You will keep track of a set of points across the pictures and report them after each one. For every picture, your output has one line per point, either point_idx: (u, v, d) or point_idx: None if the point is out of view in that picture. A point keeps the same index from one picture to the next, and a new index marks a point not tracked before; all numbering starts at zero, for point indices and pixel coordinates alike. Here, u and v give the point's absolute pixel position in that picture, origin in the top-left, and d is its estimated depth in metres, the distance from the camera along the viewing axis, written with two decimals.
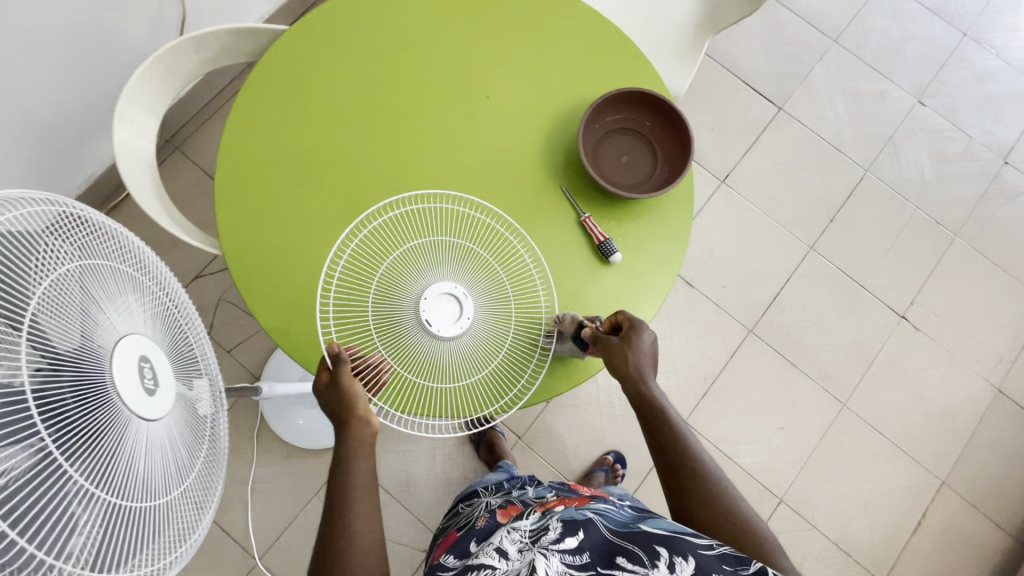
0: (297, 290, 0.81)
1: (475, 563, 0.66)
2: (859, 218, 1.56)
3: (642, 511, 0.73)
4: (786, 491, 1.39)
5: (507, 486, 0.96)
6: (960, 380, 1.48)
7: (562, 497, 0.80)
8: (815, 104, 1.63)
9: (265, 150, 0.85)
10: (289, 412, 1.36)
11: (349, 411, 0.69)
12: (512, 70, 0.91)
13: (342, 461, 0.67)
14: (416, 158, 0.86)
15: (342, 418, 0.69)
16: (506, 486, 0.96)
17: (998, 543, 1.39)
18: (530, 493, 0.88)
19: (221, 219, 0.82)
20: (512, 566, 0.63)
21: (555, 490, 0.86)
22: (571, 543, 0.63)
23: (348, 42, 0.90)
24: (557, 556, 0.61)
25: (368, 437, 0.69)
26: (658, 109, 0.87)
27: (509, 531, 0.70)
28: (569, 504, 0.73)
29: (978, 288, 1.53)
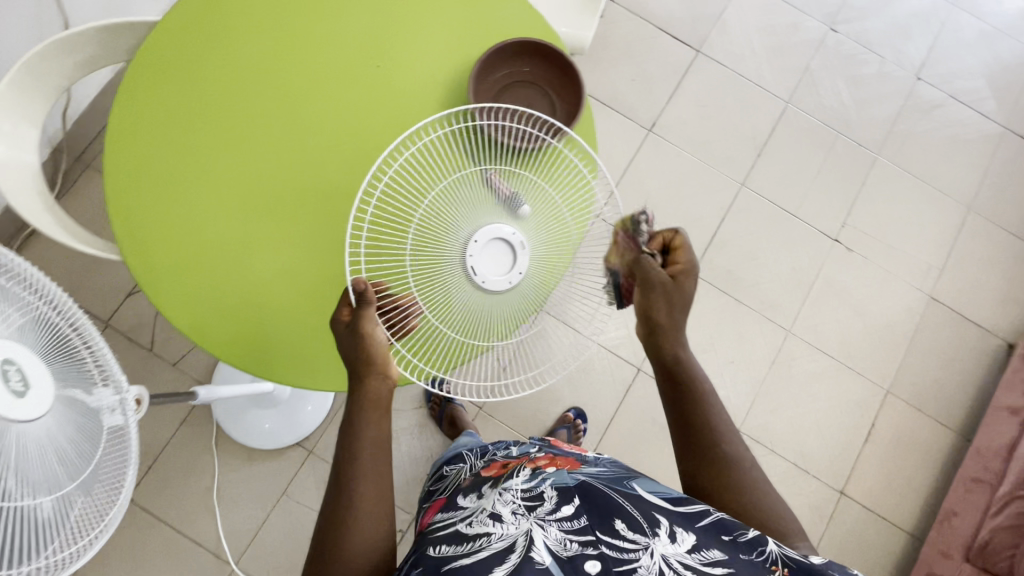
0: (213, 293, 0.81)
1: (470, 531, 0.63)
2: (785, 149, 1.59)
3: (629, 470, 0.74)
4: (743, 420, 1.45)
5: (493, 447, 0.95)
6: (895, 293, 1.54)
7: (551, 455, 0.79)
8: (731, 42, 1.64)
9: (155, 157, 0.83)
10: (246, 415, 1.35)
11: (366, 359, 0.67)
12: (399, 42, 0.89)
13: (351, 413, 0.67)
14: (313, 146, 0.85)
15: (371, 363, 0.68)
16: (492, 448, 0.95)
17: (945, 440, 1.47)
18: (515, 451, 0.88)
19: (120, 232, 0.81)
20: (508, 531, 0.60)
21: (541, 449, 0.85)
22: (568, 509, 0.63)
23: (227, 38, 0.87)
24: (555, 526, 0.60)
25: (382, 395, 0.68)
26: (541, 53, 0.86)
27: (502, 494, 0.66)
28: (561, 466, 0.72)
29: (904, 203, 1.58)
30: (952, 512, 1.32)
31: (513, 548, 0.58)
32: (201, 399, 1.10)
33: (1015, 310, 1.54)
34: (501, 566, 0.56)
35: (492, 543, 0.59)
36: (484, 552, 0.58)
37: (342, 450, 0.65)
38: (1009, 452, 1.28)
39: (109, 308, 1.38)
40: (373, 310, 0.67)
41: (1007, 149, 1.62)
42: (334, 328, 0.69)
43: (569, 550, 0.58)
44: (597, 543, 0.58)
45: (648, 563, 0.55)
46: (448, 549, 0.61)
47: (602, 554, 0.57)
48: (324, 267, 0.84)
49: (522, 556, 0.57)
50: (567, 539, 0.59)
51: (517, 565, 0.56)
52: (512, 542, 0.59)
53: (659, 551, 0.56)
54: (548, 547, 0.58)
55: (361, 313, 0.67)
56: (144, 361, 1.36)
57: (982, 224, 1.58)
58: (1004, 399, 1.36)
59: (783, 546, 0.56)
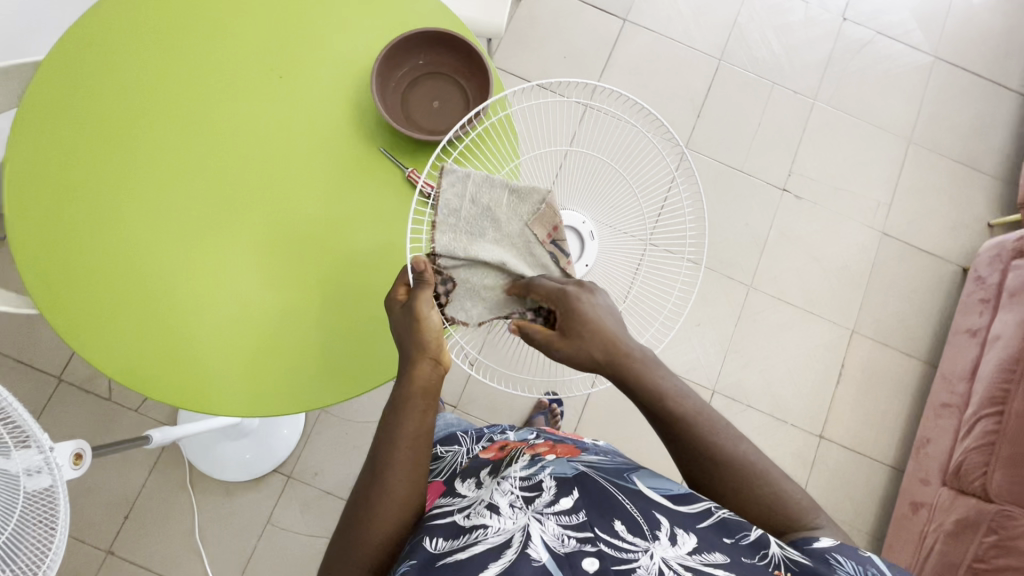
0: (141, 334, 0.81)
1: (467, 523, 0.60)
2: (724, 107, 1.59)
3: (627, 463, 0.73)
4: (716, 380, 1.46)
5: (489, 431, 0.96)
6: (849, 234, 1.55)
7: (550, 443, 0.80)
8: (657, 6, 1.62)
9: (61, 209, 0.83)
10: (217, 450, 1.32)
11: (418, 341, 0.67)
12: (292, 51, 0.87)
13: (398, 398, 0.66)
14: (220, 172, 0.85)
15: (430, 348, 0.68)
16: (487, 432, 0.96)
17: (914, 371, 1.50)
18: (512, 436, 0.89)
19: (38, 290, 0.81)
20: (506, 525, 0.58)
21: (538, 435, 0.86)
22: (567, 503, 0.61)
23: (114, 76, 0.86)
24: (553, 520, 0.58)
25: (432, 381, 0.67)
26: (446, 42, 0.84)
27: (501, 483, 0.65)
28: (561, 456, 0.72)
29: (846, 143, 1.59)
30: (926, 440, 1.34)
31: (510, 543, 0.55)
32: (156, 441, 1.05)
33: (966, 234, 1.56)
34: (496, 561, 0.54)
35: (489, 537, 0.57)
36: (480, 546, 0.56)
37: (384, 430, 0.66)
38: (972, 374, 1.30)
39: (60, 362, 1.34)
40: (429, 291, 0.69)
41: (940, 76, 1.64)
42: (389, 305, 0.71)
43: (567, 546, 0.55)
44: (595, 540, 0.56)
45: (648, 563, 0.53)
46: (444, 544, 0.58)
47: (601, 552, 0.54)
48: (247, 293, 0.83)
49: (519, 552, 0.54)
50: (565, 534, 0.57)
51: (513, 561, 0.53)
52: (509, 537, 0.56)
53: (659, 552, 0.54)
54: (545, 543, 0.55)
55: (418, 291, 0.69)
56: (103, 410, 1.33)
57: (924, 154, 1.60)
58: (963, 323, 1.39)
59: (786, 552, 0.56)
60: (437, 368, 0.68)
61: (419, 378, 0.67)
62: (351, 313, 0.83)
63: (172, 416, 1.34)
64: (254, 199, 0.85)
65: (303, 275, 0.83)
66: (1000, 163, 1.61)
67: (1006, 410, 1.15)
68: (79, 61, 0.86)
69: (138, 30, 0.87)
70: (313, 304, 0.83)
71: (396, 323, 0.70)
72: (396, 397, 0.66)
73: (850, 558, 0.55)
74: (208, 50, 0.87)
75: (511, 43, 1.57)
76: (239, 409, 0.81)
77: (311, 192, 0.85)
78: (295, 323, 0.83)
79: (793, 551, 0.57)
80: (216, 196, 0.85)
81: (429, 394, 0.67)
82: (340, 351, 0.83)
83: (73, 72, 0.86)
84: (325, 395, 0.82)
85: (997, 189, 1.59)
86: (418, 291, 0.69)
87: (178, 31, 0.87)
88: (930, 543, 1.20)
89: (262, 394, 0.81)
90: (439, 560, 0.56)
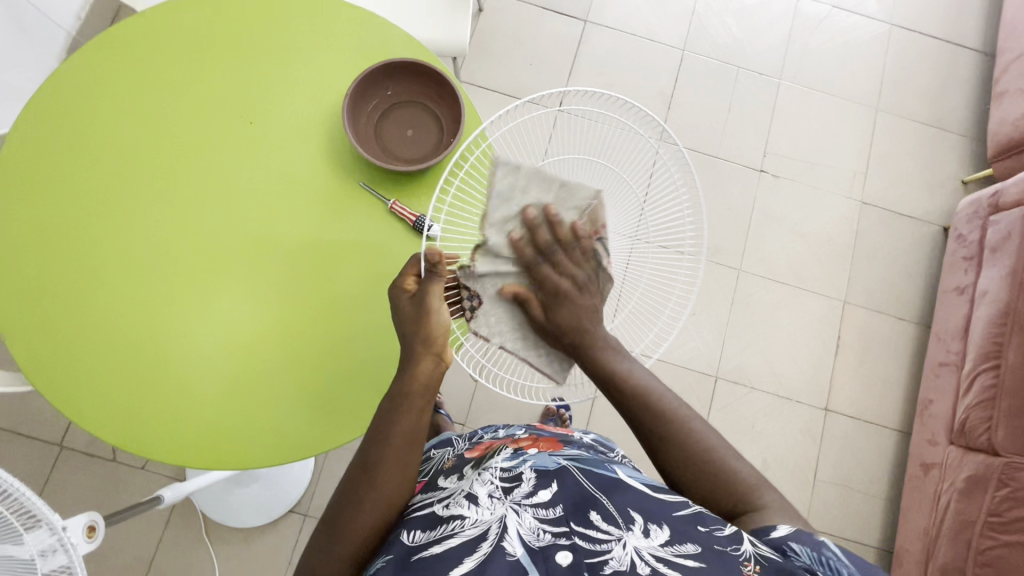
0: (133, 393, 0.81)
1: (445, 513, 0.61)
2: (693, 96, 1.60)
3: (607, 458, 0.75)
4: (718, 366, 1.48)
5: (482, 433, 0.98)
6: (829, 207, 1.57)
7: (534, 438, 0.81)
8: (616, 4, 1.64)
9: (39, 276, 0.83)
10: (229, 498, 1.31)
11: (423, 335, 0.67)
12: (256, 93, 0.87)
13: (399, 394, 0.67)
14: (196, 221, 0.85)
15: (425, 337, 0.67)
16: (480, 433, 0.97)
17: (908, 334, 1.52)
18: (501, 433, 0.92)
19: (25, 361, 0.81)
20: (482, 516, 0.59)
21: (525, 432, 0.88)
22: (545, 496, 0.61)
23: (80, 138, 0.86)
24: (530, 512, 0.59)
25: (433, 376, 0.68)
26: (413, 71, 0.84)
27: (481, 475, 0.66)
28: (542, 450, 0.72)
29: (817, 119, 1.62)
30: (929, 401, 1.37)
31: (486, 536, 0.56)
32: (167, 500, 1.05)
33: (942, 194, 1.59)
34: (471, 555, 0.54)
35: (465, 529, 0.57)
36: (455, 539, 0.56)
37: (381, 423, 0.66)
38: (965, 331, 1.32)
39: (59, 429, 1.32)
40: (442, 282, 0.68)
41: (898, 43, 1.67)
42: (396, 295, 0.68)
43: (542, 539, 0.56)
44: (570, 534, 0.56)
45: (621, 554, 0.54)
46: (421, 535, 0.59)
47: (575, 544, 0.55)
48: (236, 342, 0.83)
49: (494, 545, 0.55)
50: (541, 527, 0.57)
51: (488, 554, 0.54)
52: (485, 529, 0.57)
53: (632, 543, 0.55)
54: (520, 536, 0.56)
55: (430, 282, 0.67)
56: (109, 472, 1.31)
57: (892, 120, 1.63)
58: (950, 282, 1.41)
59: (757, 546, 0.56)
60: (438, 365, 0.69)
61: (421, 373, 0.67)
62: (344, 349, 0.83)
63: (179, 469, 1.32)
64: (233, 247, 0.84)
65: (291, 317, 0.83)
66: (967, 120, 1.64)
67: (1002, 363, 1.17)
68: (40, 132, 0.86)
69: (98, 89, 0.87)
70: (304, 346, 0.83)
71: (403, 313, 0.68)
72: (396, 392, 0.67)
73: (804, 546, 0.57)
74: (169, 104, 0.87)
75: (476, 57, 1.58)
76: (243, 459, 0.80)
77: (289, 231, 0.85)
78: (289, 366, 0.82)
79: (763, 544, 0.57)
80: (194, 250, 0.84)
81: (430, 389, 0.68)
82: (337, 389, 0.82)
83: (36, 143, 0.86)
84: (328, 434, 0.81)
85: (968, 146, 1.62)
86: (428, 280, 0.68)
87: (139, 85, 0.87)
88: (944, 502, 1.21)
89: (265, 441, 0.81)
90: (417, 553, 0.57)
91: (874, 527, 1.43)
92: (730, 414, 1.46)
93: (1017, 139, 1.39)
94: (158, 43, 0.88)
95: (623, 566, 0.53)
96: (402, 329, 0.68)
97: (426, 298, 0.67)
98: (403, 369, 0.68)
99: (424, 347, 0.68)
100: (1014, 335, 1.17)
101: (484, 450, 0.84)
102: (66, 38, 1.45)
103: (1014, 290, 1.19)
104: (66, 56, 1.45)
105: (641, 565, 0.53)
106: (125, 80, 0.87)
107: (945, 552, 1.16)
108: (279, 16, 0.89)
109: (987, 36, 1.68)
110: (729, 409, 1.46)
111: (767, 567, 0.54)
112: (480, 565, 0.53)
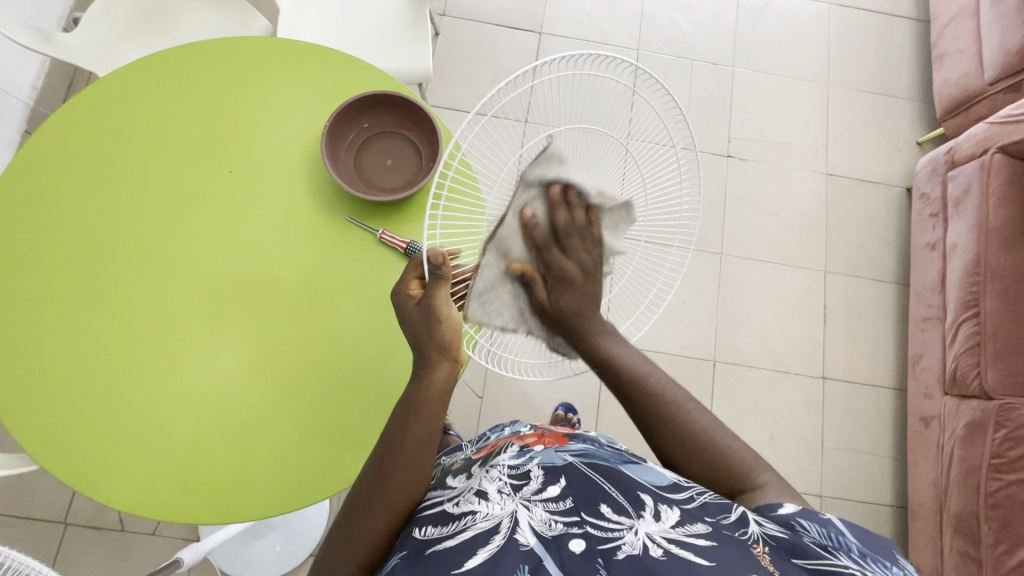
0: (137, 451, 0.80)
1: (456, 510, 0.61)
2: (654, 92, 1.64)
3: (618, 452, 0.74)
4: (714, 350, 1.51)
5: (488, 434, 0.98)
6: (797, 183, 1.63)
7: (539, 434, 0.81)
8: (567, 13, 1.68)
9: (26, 345, 0.82)
10: (246, 550, 1.28)
11: (438, 342, 0.62)
12: (229, 138, 0.88)
13: (411, 398, 0.62)
14: (182, 270, 0.85)
15: (435, 344, 0.62)
16: (487, 436, 0.97)
17: (889, 294, 1.57)
18: (507, 432, 0.91)
19: (21, 433, 0.79)
20: (494, 510, 0.59)
21: (531, 428, 0.88)
22: (554, 491, 0.62)
23: (53, 203, 0.86)
24: (541, 506, 0.59)
25: (452, 379, 0.64)
26: (389, 101, 0.85)
27: (490, 471, 0.67)
28: (549, 447, 0.73)
29: (773, 101, 1.68)
30: (919, 355, 1.41)
31: (498, 529, 0.56)
32: (188, 562, 1.02)
33: (901, 156, 1.66)
34: (484, 547, 0.54)
35: (478, 523, 0.58)
36: (468, 532, 0.56)
37: (393, 431, 0.62)
38: (942, 284, 1.38)
39: (62, 506, 1.28)
40: (448, 286, 0.61)
41: (838, 20, 1.74)
42: (402, 302, 0.63)
43: (554, 529, 0.56)
44: (582, 523, 0.57)
45: (633, 539, 0.54)
46: (433, 531, 0.59)
47: (587, 533, 0.55)
48: (239, 391, 0.82)
49: (506, 537, 0.55)
50: (552, 519, 0.58)
51: (501, 546, 0.54)
52: (497, 522, 0.57)
53: (643, 529, 0.55)
54: (533, 528, 0.56)
55: (434, 285, 0.61)
56: (119, 543, 1.27)
57: (843, 93, 1.70)
58: (921, 240, 1.47)
59: (764, 527, 0.57)
60: (456, 367, 0.64)
61: (439, 378, 0.63)
62: (348, 381, 0.83)
63: (192, 529, 1.29)
64: (224, 296, 0.84)
65: (291, 358, 0.83)
66: (913, 85, 1.72)
67: (981, 311, 1.22)
68: (14, 212, 0.85)
69: (66, 151, 0.87)
70: (308, 385, 0.83)
71: (410, 321, 0.63)
72: (410, 399, 0.63)
73: (812, 521, 0.56)
74: (141, 165, 0.87)
75: (438, 80, 1.60)
76: (264, 508, 0.79)
77: (278, 269, 0.85)
78: (296, 408, 0.82)
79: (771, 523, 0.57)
80: (186, 305, 0.84)
81: (447, 396, 0.63)
82: (347, 423, 0.82)
83: (11, 225, 0.85)
84: (344, 469, 0.81)
85: (917, 109, 1.70)
86: (434, 284, 0.61)
87: (110, 143, 0.87)
88: (948, 452, 1.25)
89: (283, 487, 0.80)
90: (430, 547, 0.57)
91: (885, 485, 1.47)
92: (732, 395, 1.48)
93: (962, 97, 1.46)
94: (122, 107, 0.88)
95: (636, 549, 0.53)
96: (414, 338, 0.63)
97: (433, 304, 0.62)
98: (419, 375, 0.63)
99: (441, 353, 0.63)
100: (990, 282, 1.22)
101: (490, 448, 0.84)
102: (24, 109, 1.44)
103: (982, 240, 1.24)
104: (26, 127, 1.44)
105: (653, 547, 0.53)
106: (93, 149, 0.87)
107: (957, 500, 1.20)
108: (243, 64, 0.90)
109: (919, 3, 1.77)
110: (730, 391, 1.49)
111: (776, 547, 0.54)
112: (494, 556, 0.52)
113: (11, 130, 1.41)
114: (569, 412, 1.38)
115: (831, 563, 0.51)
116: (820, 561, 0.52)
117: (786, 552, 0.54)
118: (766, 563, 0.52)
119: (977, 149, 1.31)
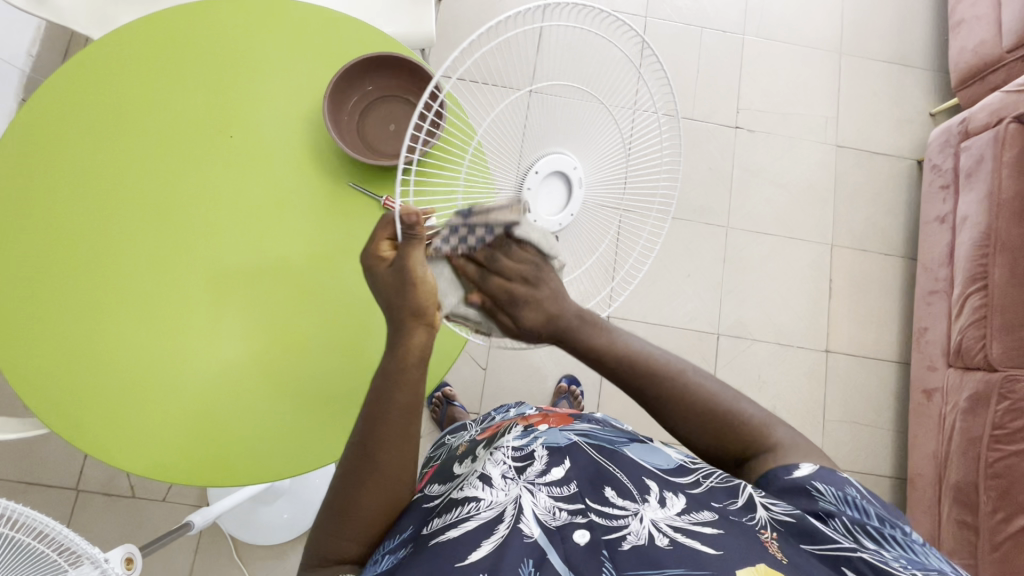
0: (138, 415, 0.81)
1: (459, 496, 0.62)
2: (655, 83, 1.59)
3: (621, 432, 0.75)
4: (719, 324, 1.50)
5: (492, 414, 0.98)
6: (807, 155, 1.60)
7: (543, 414, 0.81)
8: None
9: (28, 309, 0.82)
10: (253, 515, 1.31)
11: (412, 307, 0.60)
12: (231, 100, 0.86)
13: (392, 366, 0.60)
14: (182, 238, 0.84)
15: (398, 309, 0.60)
16: (491, 416, 0.98)
17: (896, 268, 1.56)
18: (512, 412, 0.92)
19: (28, 396, 0.80)
20: (497, 498, 0.59)
21: (536, 409, 0.88)
22: (558, 474, 0.63)
23: (54, 164, 0.84)
24: (545, 492, 0.60)
25: (429, 347, 0.62)
26: (393, 65, 0.83)
27: (493, 455, 0.67)
28: (553, 427, 0.73)
29: (783, 71, 1.64)
30: (924, 328, 1.41)
31: (502, 518, 0.57)
32: (198, 525, 1.04)
33: (913, 128, 1.63)
34: (489, 538, 0.55)
35: (481, 512, 0.58)
36: (472, 521, 0.57)
37: (374, 402, 0.60)
38: (950, 257, 1.36)
39: (74, 473, 1.30)
40: (422, 248, 0.58)
41: None
42: (372, 264, 0.60)
43: (558, 519, 0.57)
44: (586, 511, 0.58)
45: (638, 527, 0.55)
46: (437, 522, 0.59)
47: (591, 523, 0.57)
48: (248, 362, 0.82)
49: (510, 528, 0.55)
50: (556, 507, 0.59)
51: (505, 536, 0.55)
52: (501, 510, 0.58)
53: (648, 516, 0.56)
54: (537, 517, 0.57)
55: (407, 247, 0.57)
56: (130, 509, 1.30)
57: (856, 62, 1.65)
58: (930, 212, 1.45)
59: (771, 511, 0.56)
60: (433, 334, 0.62)
61: (415, 347, 0.61)
62: (356, 352, 0.83)
63: (201, 497, 1.32)
64: (224, 269, 0.84)
65: (291, 333, 0.83)
66: (928, 54, 1.67)
67: (989, 283, 1.21)
68: (16, 179, 0.84)
69: (64, 109, 0.85)
70: (310, 360, 0.83)
71: (383, 284, 0.60)
72: (388, 371, 0.60)
73: (827, 484, 0.57)
74: (140, 133, 0.85)
75: (440, 48, 1.56)
76: (279, 472, 0.81)
77: (276, 243, 0.84)
78: (298, 384, 0.82)
79: (779, 506, 0.56)
80: (183, 274, 0.83)
81: (427, 363, 0.62)
82: (349, 396, 0.82)
83: (10, 198, 0.84)
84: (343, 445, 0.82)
85: (932, 80, 1.66)
86: (406, 245, 0.58)
87: (110, 102, 0.86)
88: (950, 424, 1.26)
89: (293, 454, 0.81)
90: (431, 538, 0.56)
91: (885, 457, 1.49)
92: (735, 367, 1.49)
93: (979, 65, 1.42)
94: (119, 77, 0.86)
95: (642, 539, 0.54)
96: (385, 299, 0.60)
97: (406, 267, 0.59)
98: (396, 342, 0.61)
99: (415, 318, 0.61)
100: (998, 254, 1.21)
101: (494, 428, 0.84)
102: (20, 77, 1.41)
103: (992, 212, 1.23)
104: (23, 95, 1.41)
105: (659, 536, 0.54)
106: (95, 108, 0.86)
107: (956, 470, 1.21)
108: (238, 34, 0.87)
109: None
110: (734, 363, 1.49)
111: (784, 532, 0.55)
112: (499, 547, 0.53)
113: (8, 99, 1.39)
114: (572, 384, 1.42)
115: (839, 546, 0.52)
116: (828, 547, 0.53)
117: (792, 535, 0.54)
118: (773, 550, 0.52)
119: (991, 119, 1.29)
